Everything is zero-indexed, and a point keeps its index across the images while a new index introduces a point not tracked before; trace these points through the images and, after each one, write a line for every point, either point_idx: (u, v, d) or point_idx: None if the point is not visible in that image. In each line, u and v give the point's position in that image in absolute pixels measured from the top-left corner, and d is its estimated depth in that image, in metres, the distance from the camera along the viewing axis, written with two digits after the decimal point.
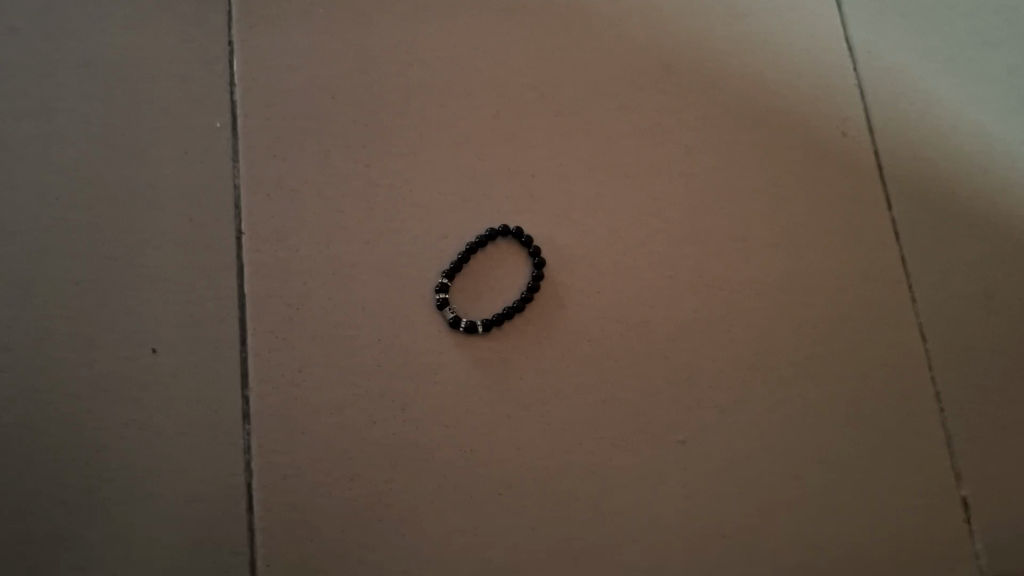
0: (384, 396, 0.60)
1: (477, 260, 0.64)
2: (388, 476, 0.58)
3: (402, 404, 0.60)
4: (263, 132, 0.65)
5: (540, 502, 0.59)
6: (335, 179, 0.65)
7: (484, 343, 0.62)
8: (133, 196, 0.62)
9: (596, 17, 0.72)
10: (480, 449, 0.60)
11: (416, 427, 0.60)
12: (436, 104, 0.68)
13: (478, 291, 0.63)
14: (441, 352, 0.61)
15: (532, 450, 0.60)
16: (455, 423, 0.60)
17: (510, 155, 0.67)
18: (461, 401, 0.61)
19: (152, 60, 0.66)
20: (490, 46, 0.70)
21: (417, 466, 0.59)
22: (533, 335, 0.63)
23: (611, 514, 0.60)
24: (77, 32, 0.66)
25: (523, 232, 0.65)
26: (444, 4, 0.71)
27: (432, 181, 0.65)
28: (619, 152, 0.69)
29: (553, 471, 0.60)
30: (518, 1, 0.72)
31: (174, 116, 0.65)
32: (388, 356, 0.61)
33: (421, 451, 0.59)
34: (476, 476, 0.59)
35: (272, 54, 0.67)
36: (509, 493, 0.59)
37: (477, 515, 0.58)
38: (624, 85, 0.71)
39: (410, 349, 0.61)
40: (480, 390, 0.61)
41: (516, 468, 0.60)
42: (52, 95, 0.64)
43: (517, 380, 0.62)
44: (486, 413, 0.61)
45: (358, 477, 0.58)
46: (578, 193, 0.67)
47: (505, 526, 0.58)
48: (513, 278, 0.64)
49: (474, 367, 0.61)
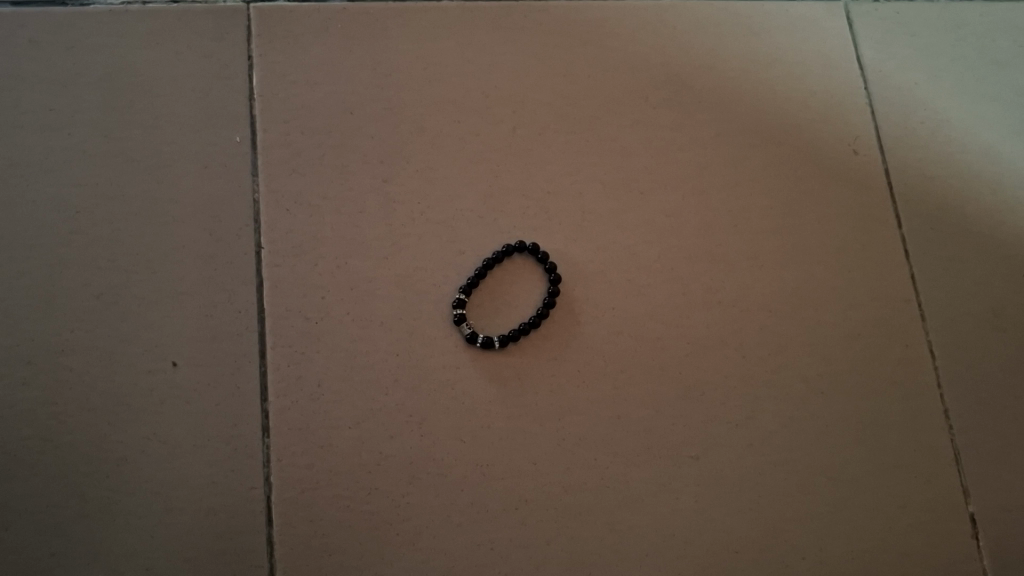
0: (400, 411, 0.61)
1: (493, 276, 0.65)
2: (405, 490, 0.59)
3: (419, 418, 0.61)
4: (281, 146, 0.66)
5: (556, 517, 0.60)
6: (353, 193, 0.65)
7: (500, 357, 0.63)
8: (152, 210, 0.63)
9: (612, 35, 0.73)
10: (496, 463, 0.60)
11: (432, 441, 0.60)
12: (452, 119, 0.68)
13: (494, 308, 0.64)
14: (457, 366, 0.62)
15: (547, 464, 0.61)
16: (471, 437, 0.61)
17: (526, 171, 0.68)
18: (478, 416, 0.61)
19: (171, 74, 0.66)
20: (507, 63, 0.71)
21: (433, 479, 0.59)
22: (549, 350, 0.64)
23: (625, 529, 0.60)
24: (96, 46, 0.67)
25: (539, 248, 0.66)
26: (462, 21, 0.71)
27: (449, 196, 0.66)
28: (633, 168, 0.69)
29: (567, 485, 0.61)
30: (535, 17, 0.72)
31: (194, 131, 0.65)
32: (405, 371, 0.61)
33: (436, 465, 0.60)
34: (493, 490, 0.60)
35: (291, 68, 0.68)
36: (525, 507, 0.60)
37: (493, 528, 0.59)
38: (639, 102, 0.71)
39: (427, 363, 0.62)
40: (495, 405, 0.62)
41: (532, 482, 0.60)
42: (72, 108, 0.65)
43: (532, 395, 0.62)
44: (503, 428, 0.61)
45: (376, 490, 0.59)
46: (593, 209, 0.68)
47: (520, 540, 0.59)
48: (527, 294, 0.65)
49: (490, 383, 0.62)
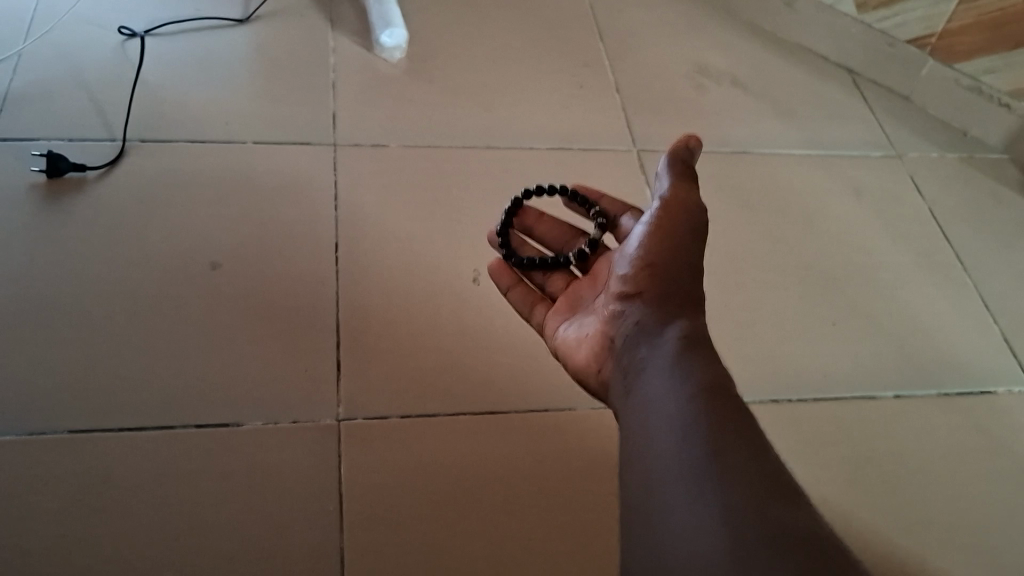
0: (510, 252, 1.14)
1: (568, 196, 1.18)
2: (523, 285, 1.11)
3: (540, 284, 1.12)
4: (358, 510, 1.04)
5: (703, 442, 0.69)
6: (403, 539, 1.03)
7: (652, 286, 0.90)
8: (283, 557, 1.00)
9: (569, 432, 1.15)
10: (654, 339, 0.85)
11: (563, 338, 1.01)
12: (465, 491, 1.08)
13: (579, 267, 1.10)
14: (583, 300, 1.04)
15: (700, 358, 0.80)
16: (648, 347, 0.85)
17: (513, 526, 1.06)
18: (652, 307, 0.89)
19: (289, 464, 1.06)
20: (501, 453, 1.12)
21: (581, 377, 0.98)
22: (684, 266, 0.92)
23: (768, 465, 0.68)
24: (242, 445, 1.07)
25: (567, 191, 1.19)
26: (473, 426, 1.13)
27: (465, 542, 1.04)
28: (585, 520, 1.08)
29: (724, 408, 0.73)
30: (519, 422, 1.15)
31: (303, 501, 1.04)
32: (501, 228, 1.17)
33: (567, 362, 1.00)
34: (647, 395, 0.79)
35: (366, 458, 1.08)
36: (668, 437, 0.72)
37: (641, 453, 0.73)
38: (588, 477, 1.12)
39: (547, 262, 1.10)
40: (647, 324, 0.87)
41: (642, 335, 0.87)
42: (225, 485, 1.04)
43: (674, 306, 0.88)
44: (659, 326, 0.86)
45: (502, 282, 1.12)
46: (557, 550, 1.05)
47: (662, 471, 0.69)
48: (600, 239, 1.12)
49: (663, 295, 0.89)
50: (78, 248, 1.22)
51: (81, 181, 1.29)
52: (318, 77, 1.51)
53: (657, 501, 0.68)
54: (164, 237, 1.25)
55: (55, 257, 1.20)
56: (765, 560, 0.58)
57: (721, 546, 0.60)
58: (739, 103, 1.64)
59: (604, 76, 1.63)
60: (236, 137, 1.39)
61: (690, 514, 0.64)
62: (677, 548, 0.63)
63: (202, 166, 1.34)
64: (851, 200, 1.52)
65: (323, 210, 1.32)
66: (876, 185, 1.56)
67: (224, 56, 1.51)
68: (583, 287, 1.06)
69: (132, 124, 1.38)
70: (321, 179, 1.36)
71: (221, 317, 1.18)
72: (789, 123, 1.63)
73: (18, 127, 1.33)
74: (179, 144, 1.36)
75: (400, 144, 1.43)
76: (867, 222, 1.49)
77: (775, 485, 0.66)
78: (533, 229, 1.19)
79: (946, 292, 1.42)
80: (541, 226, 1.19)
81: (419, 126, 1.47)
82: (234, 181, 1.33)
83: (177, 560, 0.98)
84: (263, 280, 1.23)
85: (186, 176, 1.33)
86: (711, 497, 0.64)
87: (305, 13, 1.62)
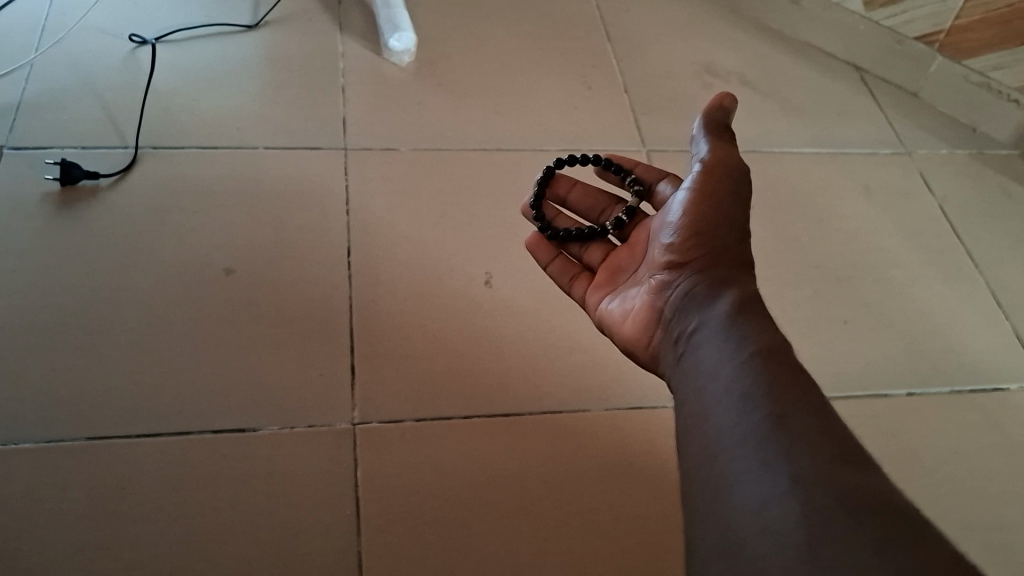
0: (544, 223, 1.12)
1: (599, 164, 1.18)
2: (561, 259, 1.11)
3: (578, 256, 1.11)
4: (375, 515, 1.05)
5: (765, 413, 0.69)
6: (421, 542, 1.04)
7: (702, 254, 0.91)
8: (301, 561, 1.01)
9: (583, 433, 1.16)
10: (707, 307, 0.85)
11: (606, 311, 1.01)
12: (481, 494, 1.08)
13: (617, 235, 1.10)
14: (622, 270, 1.04)
15: (755, 326, 0.80)
16: (703, 314, 0.85)
17: (532, 527, 1.07)
18: (703, 276, 0.89)
19: (305, 470, 1.07)
20: (517, 455, 1.12)
21: (628, 350, 0.98)
22: (731, 233, 0.93)
23: (835, 430, 0.68)
24: (260, 451, 1.08)
25: (601, 158, 1.19)
26: (491, 428, 1.14)
27: (482, 544, 1.05)
28: (601, 521, 1.09)
29: (786, 369, 0.74)
30: (535, 422, 1.15)
31: (320, 506, 1.05)
32: (534, 199, 1.16)
33: (613, 335, 1.00)
34: (703, 363, 0.80)
35: (383, 463, 1.09)
36: (729, 410, 0.72)
37: (702, 427, 0.73)
38: (602, 477, 1.12)
39: (585, 230, 1.10)
40: (700, 293, 0.87)
41: (695, 302, 0.87)
42: (242, 491, 1.04)
43: (725, 272, 0.89)
44: (711, 294, 0.87)
45: (540, 255, 1.11)
46: (574, 550, 1.06)
47: (725, 444, 0.70)
48: (637, 206, 1.12)
49: (712, 263, 0.90)
50: (92, 255, 1.23)
51: (94, 189, 1.30)
52: (328, 81, 1.52)
53: (721, 477, 0.68)
54: (179, 244, 1.26)
55: (70, 265, 1.21)
56: (841, 533, 0.59)
57: (795, 522, 0.61)
58: (748, 101, 1.64)
59: (612, 77, 1.63)
60: (248, 143, 1.40)
61: (756, 492, 0.64)
62: (750, 521, 0.63)
63: (215, 173, 1.35)
64: (861, 198, 1.52)
65: (335, 214, 1.33)
66: (886, 183, 1.56)
67: (235, 62, 1.52)
68: (621, 257, 1.06)
69: (145, 131, 1.39)
70: (333, 184, 1.37)
71: (237, 323, 1.19)
72: (798, 121, 1.63)
73: (32, 137, 1.34)
74: (191, 150, 1.37)
75: (410, 147, 1.44)
76: (877, 219, 1.49)
77: (841, 452, 0.66)
78: (565, 196, 1.19)
79: (957, 288, 1.42)
80: (575, 194, 1.18)
81: (429, 130, 1.47)
82: (247, 187, 1.34)
83: (197, 564, 0.99)
84: (278, 285, 1.23)
85: (200, 182, 1.33)
86: (780, 470, 0.64)
87: (314, 18, 1.63)
